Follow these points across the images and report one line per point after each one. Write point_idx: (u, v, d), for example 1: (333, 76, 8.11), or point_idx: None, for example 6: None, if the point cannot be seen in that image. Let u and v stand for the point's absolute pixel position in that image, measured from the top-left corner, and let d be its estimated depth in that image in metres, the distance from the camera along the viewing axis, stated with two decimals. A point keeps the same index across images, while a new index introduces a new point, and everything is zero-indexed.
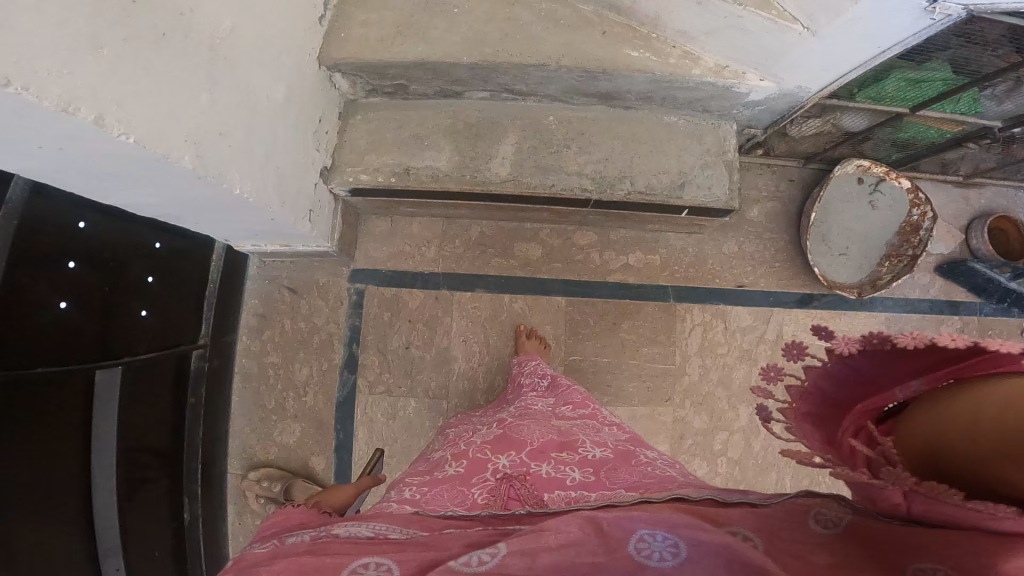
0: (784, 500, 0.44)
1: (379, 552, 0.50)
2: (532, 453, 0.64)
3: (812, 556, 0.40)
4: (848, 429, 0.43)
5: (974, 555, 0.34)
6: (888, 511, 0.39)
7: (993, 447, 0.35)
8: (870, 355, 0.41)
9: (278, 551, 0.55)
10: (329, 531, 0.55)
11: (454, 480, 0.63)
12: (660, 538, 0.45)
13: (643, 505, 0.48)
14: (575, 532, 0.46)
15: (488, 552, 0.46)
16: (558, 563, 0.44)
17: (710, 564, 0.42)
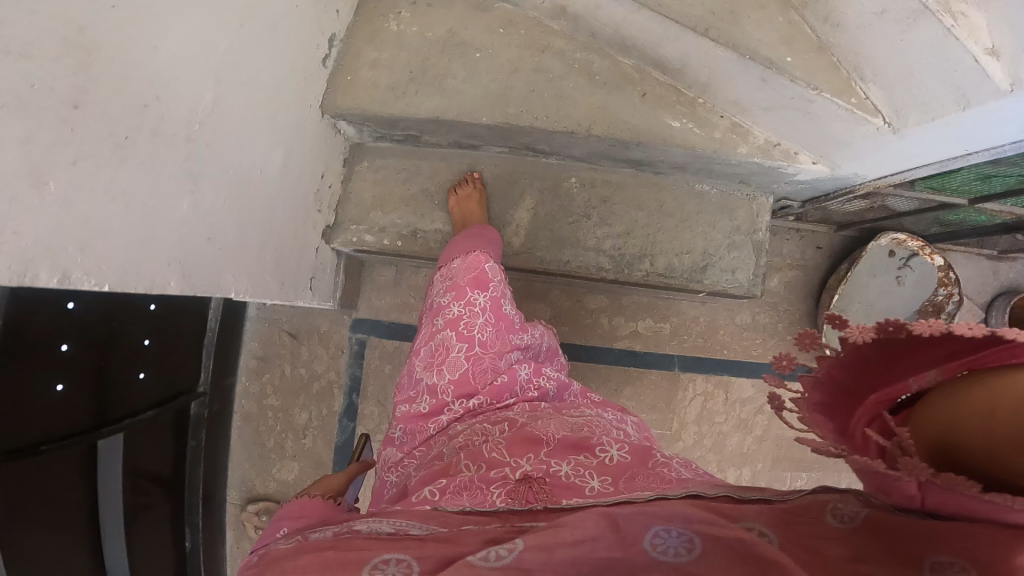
0: (803, 495, 0.46)
1: (400, 549, 0.53)
2: (551, 452, 0.65)
3: (831, 548, 0.42)
4: (864, 418, 0.44)
5: (987, 547, 0.36)
6: (901, 504, 0.40)
7: (1005, 438, 0.35)
8: (880, 343, 0.42)
9: (302, 545, 0.57)
10: (350, 526, 0.57)
11: (473, 477, 0.64)
12: (674, 534, 0.46)
13: (659, 503, 0.49)
14: (592, 528, 0.48)
15: (506, 547, 0.48)
16: (576, 558, 0.47)
17: (724, 559, 0.44)
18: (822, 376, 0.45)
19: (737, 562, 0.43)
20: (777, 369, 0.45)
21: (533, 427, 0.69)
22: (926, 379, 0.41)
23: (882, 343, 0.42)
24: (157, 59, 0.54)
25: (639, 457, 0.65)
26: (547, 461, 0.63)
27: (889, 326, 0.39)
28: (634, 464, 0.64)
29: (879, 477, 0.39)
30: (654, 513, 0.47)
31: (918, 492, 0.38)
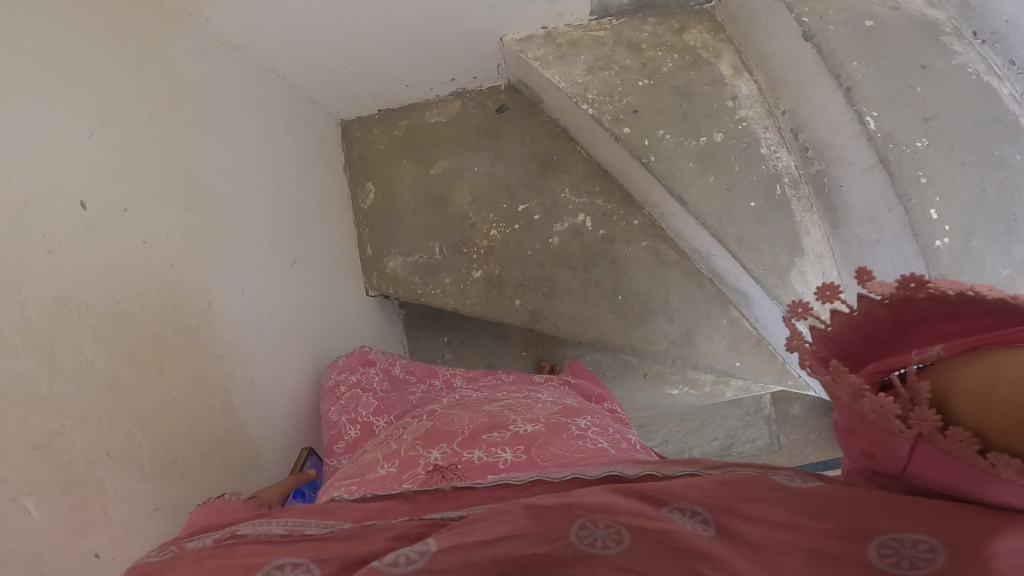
0: (729, 472, 0.38)
1: (294, 552, 0.45)
2: (464, 441, 0.57)
3: (775, 516, 0.36)
4: (855, 388, 0.36)
5: (969, 532, 0.32)
6: (884, 467, 0.35)
7: (1000, 424, 0.30)
8: (903, 304, 0.35)
9: (178, 555, 0.48)
10: (234, 530, 0.48)
11: (386, 479, 0.55)
12: (602, 524, 0.39)
13: (578, 489, 0.42)
14: (513, 520, 0.40)
15: (417, 549, 0.39)
16: (496, 557, 0.39)
17: (658, 553, 0.38)
18: (833, 333, 0.37)
19: (670, 556, 0.37)
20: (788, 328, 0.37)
21: (456, 417, 0.62)
22: (931, 351, 0.34)
23: (901, 306, 0.35)
24: (242, 376, 0.75)
25: (555, 429, 0.59)
26: (460, 450, 0.56)
27: (913, 283, 0.34)
28: (547, 432, 0.58)
29: (870, 435, 0.34)
30: (576, 503, 0.39)
31: (906, 455, 0.33)
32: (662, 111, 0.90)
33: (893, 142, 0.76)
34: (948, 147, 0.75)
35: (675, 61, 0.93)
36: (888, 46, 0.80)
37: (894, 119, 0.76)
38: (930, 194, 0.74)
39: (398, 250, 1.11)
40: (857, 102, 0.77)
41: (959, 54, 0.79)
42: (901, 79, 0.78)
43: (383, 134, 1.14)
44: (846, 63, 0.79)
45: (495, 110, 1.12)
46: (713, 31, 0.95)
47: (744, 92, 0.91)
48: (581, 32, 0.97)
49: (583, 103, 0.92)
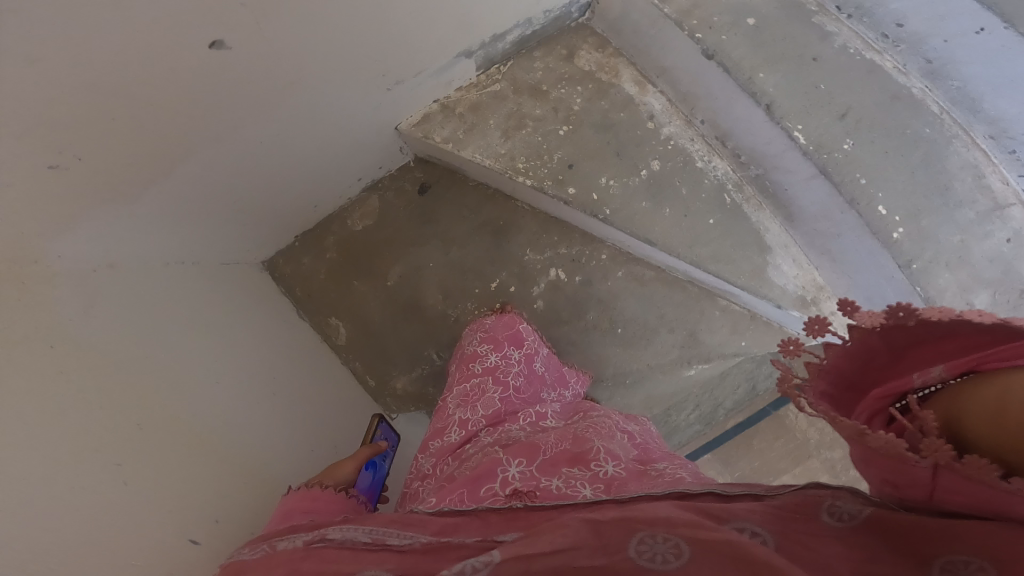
0: (793, 492, 0.44)
1: (376, 564, 0.50)
2: (542, 468, 0.65)
3: (831, 549, 0.40)
4: (864, 412, 0.43)
5: (1004, 544, 0.34)
6: (912, 495, 0.38)
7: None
8: (898, 331, 0.41)
9: (272, 554, 0.53)
10: (323, 533, 0.53)
11: (465, 487, 0.64)
12: (660, 540, 0.42)
13: (647, 505, 0.46)
14: (573, 534, 0.44)
15: (482, 560, 0.44)
16: (556, 567, 0.43)
17: (714, 564, 0.39)
18: (829, 364, 0.43)
19: (725, 563, 0.39)
20: (780, 356, 0.43)
21: (538, 448, 0.69)
22: (931, 373, 0.40)
23: (891, 333, 0.42)
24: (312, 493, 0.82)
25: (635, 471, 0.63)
26: (537, 477, 0.63)
27: (900, 312, 0.40)
28: (632, 470, 0.63)
29: (889, 467, 0.37)
30: (637, 517, 0.43)
31: (931, 482, 0.36)
32: (596, 156, 0.97)
33: (829, 150, 0.89)
34: (872, 140, 0.89)
35: (580, 93, 1.00)
36: (774, 43, 0.92)
37: (815, 126, 0.89)
38: (874, 193, 0.88)
39: (401, 369, 1.15)
40: (780, 118, 0.90)
41: (835, 34, 0.93)
42: (805, 81, 0.91)
43: (318, 261, 1.14)
44: (754, 77, 0.91)
45: (417, 193, 1.14)
46: (599, 48, 1.03)
47: (655, 108, 1.01)
48: (474, 92, 0.99)
49: (519, 174, 0.96)
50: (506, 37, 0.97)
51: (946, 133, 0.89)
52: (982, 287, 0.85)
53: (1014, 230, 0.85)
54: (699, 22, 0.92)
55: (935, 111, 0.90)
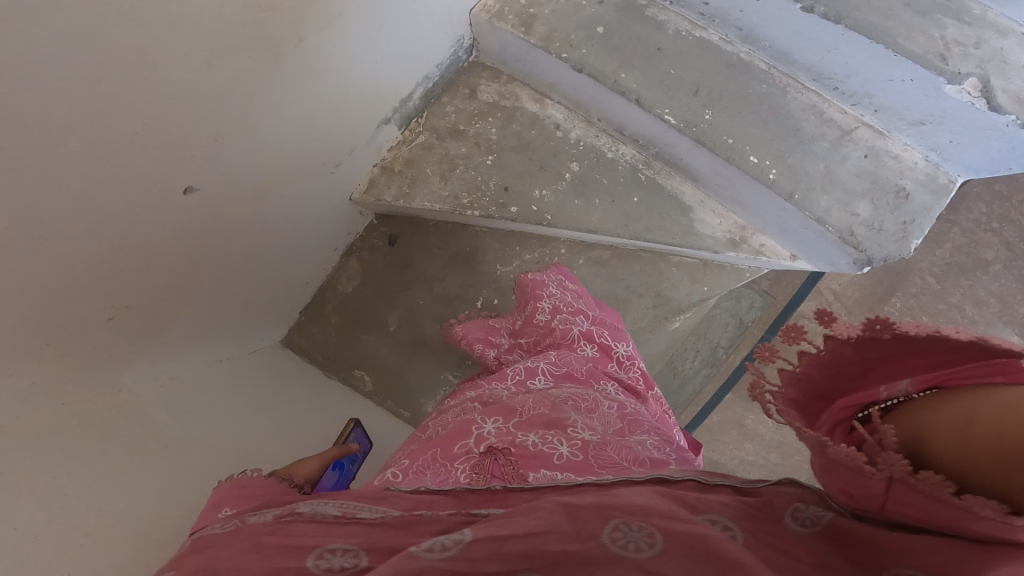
0: (770, 488, 0.45)
1: (344, 537, 0.49)
2: (519, 425, 0.64)
3: (789, 548, 0.41)
4: (828, 420, 0.42)
5: (952, 563, 0.35)
6: (866, 504, 0.39)
7: (986, 454, 0.34)
8: (872, 346, 0.42)
9: (239, 530, 0.53)
10: (291, 508, 0.53)
11: (439, 453, 0.64)
12: (635, 528, 0.42)
13: (624, 490, 0.46)
14: (548, 517, 0.44)
15: (452, 538, 0.44)
16: (529, 551, 0.43)
17: (686, 558, 0.40)
18: (801, 371, 0.44)
19: (693, 557, 0.40)
20: (754, 361, 0.44)
21: (515, 410, 0.68)
22: (898, 387, 0.41)
23: (865, 347, 0.43)
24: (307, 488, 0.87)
25: (612, 440, 0.63)
26: (513, 433, 0.63)
27: (878, 324, 0.41)
28: (610, 442, 0.62)
29: (846, 475, 0.38)
30: (612, 505, 0.43)
31: (883, 494, 0.37)
32: (527, 174, 1.06)
33: (695, 125, 0.95)
34: (725, 106, 0.96)
35: (493, 123, 1.09)
36: (625, 43, 0.99)
37: (678, 107, 0.96)
38: (744, 148, 0.94)
39: (427, 398, 1.19)
40: (650, 109, 0.96)
41: (664, 20, 1.00)
42: (657, 68, 0.97)
43: (326, 329, 1.21)
44: (618, 78, 0.97)
45: (385, 244, 1.21)
46: (495, 79, 1.12)
47: (558, 117, 1.10)
48: (405, 147, 1.08)
49: (466, 209, 1.05)
50: (414, 94, 1.06)
51: (779, 85, 0.97)
52: (860, 199, 0.92)
53: (865, 147, 0.94)
54: (562, 43, 0.98)
55: (762, 68, 0.98)
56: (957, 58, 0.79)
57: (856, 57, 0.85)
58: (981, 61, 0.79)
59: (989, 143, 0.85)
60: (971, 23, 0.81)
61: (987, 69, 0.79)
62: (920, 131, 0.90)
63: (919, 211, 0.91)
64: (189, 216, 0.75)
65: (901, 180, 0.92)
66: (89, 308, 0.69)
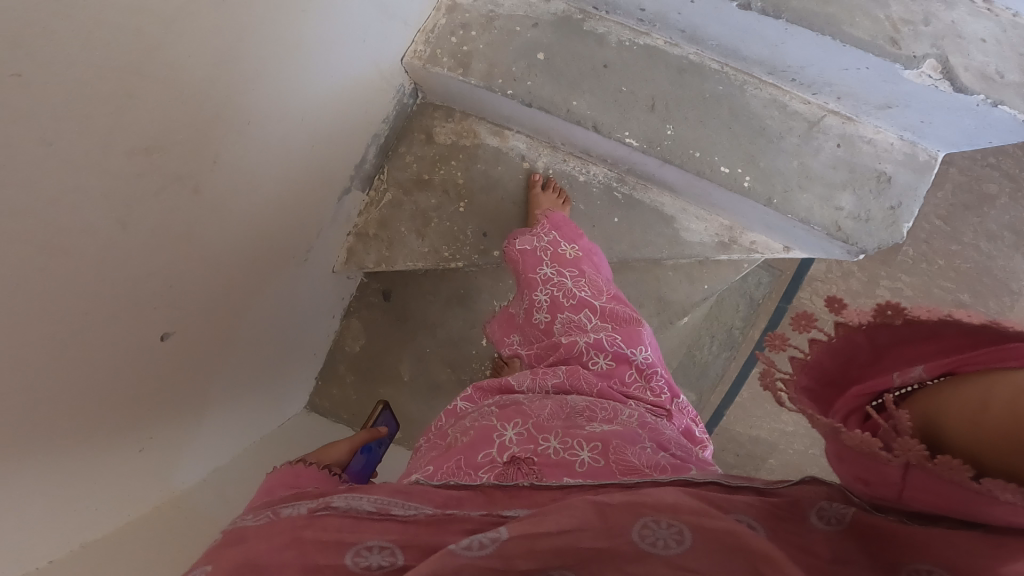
0: (791, 487, 0.47)
1: (381, 532, 0.51)
2: (537, 427, 0.68)
3: (813, 546, 0.43)
4: (843, 408, 0.45)
5: (967, 555, 0.37)
6: (883, 491, 0.41)
7: (1000, 437, 0.36)
8: (884, 332, 0.45)
9: (276, 522, 0.54)
10: (326, 502, 0.54)
11: (462, 454, 0.66)
12: (663, 525, 0.44)
13: (648, 489, 0.48)
14: (579, 514, 0.46)
15: (488, 536, 0.46)
16: (560, 547, 0.45)
17: (715, 553, 0.42)
18: (812, 359, 0.46)
19: (721, 553, 0.42)
20: (767, 349, 0.45)
21: (530, 416, 0.70)
22: (911, 373, 0.43)
23: (876, 332, 0.45)
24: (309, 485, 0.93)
25: (628, 435, 0.66)
26: (534, 440, 0.65)
27: (889, 310, 0.44)
28: (622, 435, 0.66)
29: (863, 463, 0.40)
30: (641, 503, 0.45)
31: (900, 481, 0.39)
32: (497, 217, 1.16)
33: (658, 142, 0.96)
34: (684, 116, 0.96)
35: (457, 165, 1.16)
36: (570, 66, 0.98)
37: (639, 129, 0.96)
38: (713, 159, 0.95)
39: None
40: (610, 133, 0.98)
41: (604, 34, 0.98)
42: (606, 89, 0.97)
43: (344, 389, 1.38)
44: (570, 107, 0.98)
45: (380, 300, 1.38)
46: (448, 117, 1.16)
47: (521, 147, 1.17)
48: (374, 209, 1.17)
49: (449, 261, 1.16)
50: (368, 155, 1.11)
51: (736, 83, 0.96)
52: (840, 189, 0.94)
53: (836, 136, 0.95)
54: (505, 80, 0.99)
55: (715, 69, 0.97)
56: (909, 40, 0.78)
57: (800, 50, 0.85)
58: (935, 41, 0.78)
59: (960, 119, 0.83)
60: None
61: (943, 48, 0.78)
62: (889, 113, 0.90)
63: (904, 193, 0.92)
64: (188, 333, 0.80)
65: (879, 165, 0.94)
66: (120, 451, 0.75)
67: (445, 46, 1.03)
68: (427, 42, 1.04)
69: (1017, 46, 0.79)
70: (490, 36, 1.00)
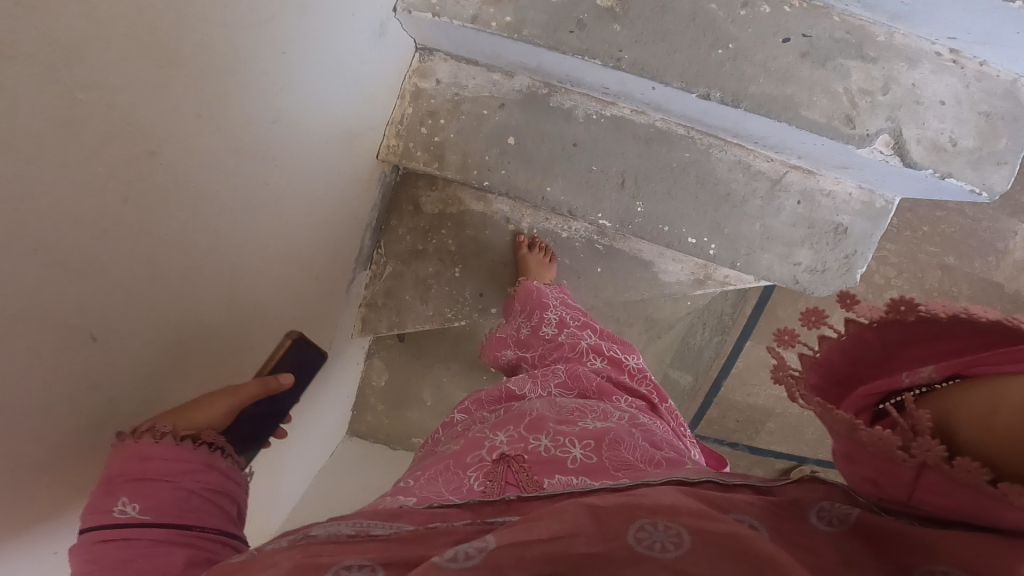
0: (789, 488, 0.46)
1: (361, 553, 0.48)
2: (530, 425, 0.66)
3: (817, 550, 0.41)
4: (851, 409, 0.43)
5: (982, 558, 0.35)
6: (892, 491, 0.39)
7: (1019, 437, 0.35)
8: (898, 328, 0.42)
9: (250, 558, 0.49)
10: (305, 531, 0.51)
11: (451, 461, 0.64)
12: (661, 527, 0.42)
13: (641, 490, 0.46)
14: (572, 518, 0.44)
15: (476, 545, 0.43)
16: (552, 554, 0.43)
17: (714, 556, 0.41)
18: (821, 357, 0.44)
19: (722, 557, 0.40)
20: (776, 346, 0.44)
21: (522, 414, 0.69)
22: (922, 374, 0.41)
23: (888, 330, 0.43)
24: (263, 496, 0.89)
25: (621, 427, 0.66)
26: (525, 439, 0.64)
27: (902, 305, 0.41)
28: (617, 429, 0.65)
29: (875, 462, 0.38)
30: (638, 506, 0.44)
31: (912, 481, 0.37)
32: (495, 277, 1.14)
33: (630, 220, 0.99)
34: (653, 189, 0.98)
35: (448, 233, 1.11)
36: (540, 150, 0.96)
37: (611, 207, 0.99)
38: (679, 233, 1.00)
39: None
40: (585, 216, 0.99)
41: (571, 106, 0.96)
42: (578, 168, 0.97)
43: (377, 416, 1.40)
44: (545, 194, 0.98)
45: (396, 342, 1.36)
46: (432, 186, 1.10)
47: (505, 209, 1.14)
48: (378, 282, 1.13)
49: (452, 321, 1.14)
50: (364, 242, 1.07)
51: (701, 147, 0.98)
52: (800, 245, 1.01)
53: (798, 193, 1.00)
54: (480, 171, 0.96)
55: (681, 133, 0.98)
56: (865, 115, 0.80)
57: (761, 125, 0.85)
58: (890, 113, 0.80)
59: (913, 183, 0.87)
60: (876, 59, 0.81)
61: (897, 121, 0.80)
62: (846, 170, 0.95)
63: (859, 241, 1.01)
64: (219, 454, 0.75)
65: (838, 217, 1.00)
66: None
67: (416, 137, 0.96)
68: (397, 136, 0.96)
69: (978, 104, 0.81)
70: (459, 124, 0.95)
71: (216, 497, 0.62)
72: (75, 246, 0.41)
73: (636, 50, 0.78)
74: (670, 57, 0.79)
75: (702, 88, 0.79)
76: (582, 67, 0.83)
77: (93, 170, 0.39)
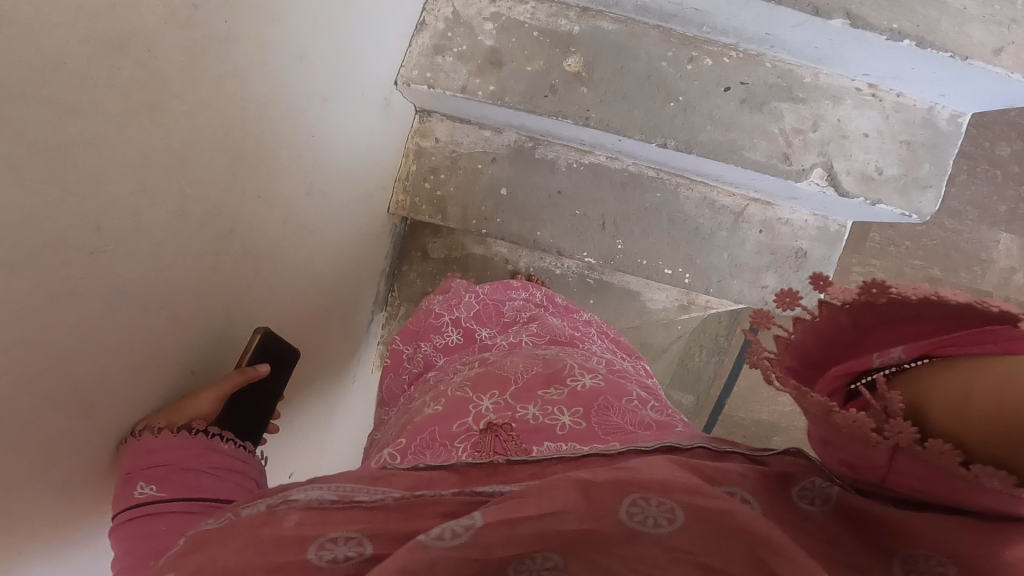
0: (777, 459, 0.46)
1: (344, 525, 0.47)
2: (517, 394, 0.66)
3: (807, 526, 0.41)
4: (823, 390, 0.41)
5: (963, 546, 0.35)
6: (869, 475, 0.38)
7: (987, 419, 0.34)
8: (871, 311, 0.41)
9: (233, 524, 0.49)
10: (283, 496, 0.50)
11: (436, 422, 0.65)
12: (654, 503, 0.41)
13: (631, 465, 0.45)
14: (562, 495, 0.42)
15: (462, 524, 0.42)
16: (543, 533, 0.42)
17: (707, 533, 0.40)
18: (797, 340, 0.42)
19: (715, 533, 0.40)
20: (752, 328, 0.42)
21: (501, 367, 0.72)
22: (890, 354, 0.39)
23: (860, 313, 0.41)
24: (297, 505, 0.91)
25: (610, 386, 0.68)
26: (511, 406, 0.64)
27: (874, 288, 0.40)
28: (607, 393, 0.66)
29: (849, 446, 0.38)
30: (629, 480, 0.42)
31: (886, 465, 0.37)
32: None
33: (612, 257, 1.04)
34: (630, 229, 1.03)
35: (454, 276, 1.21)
36: (529, 199, 1.02)
37: (591, 246, 1.03)
38: (658, 266, 1.04)
39: None
40: (572, 256, 1.04)
41: (552, 156, 1.02)
42: (561, 213, 1.02)
43: None
44: (536, 238, 1.03)
45: None
46: (437, 233, 1.21)
47: (504, 252, 1.19)
48: (394, 320, 1.26)
49: None
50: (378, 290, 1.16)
51: (671, 187, 1.03)
52: (766, 271, 1.04)
53: (760, 224, 1.05)
54: (478, 222, 1.03)
55: (651, 175, 1.03)
56: (797, 152, 0.88)
57: (718, 169, 0.93)
58: (820, 147, 0.88)
59: (857, 211, 0.94)
60: (805, 101, 0.89)
61: (828, 155, 0.88)
62: (798, 201, 0.99)
63: (818, 264, 1.05)
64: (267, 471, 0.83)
65: (797, 243, 1.05)
66: None
67: (421, 192, 1.04)
68: (404, 192, 1.04)
69: (898, 134, 0.88)
70: (458, 179, 1.02)
71: (220, 473, 0.65)
72: (122, 270, 0.45)
73: (602, 110, 0.88)
74: (630, 114, 0.88)
75: (658, 139, 0.87)
76: (560, 129, 0.93)
77: (129, 185, 0.42)
